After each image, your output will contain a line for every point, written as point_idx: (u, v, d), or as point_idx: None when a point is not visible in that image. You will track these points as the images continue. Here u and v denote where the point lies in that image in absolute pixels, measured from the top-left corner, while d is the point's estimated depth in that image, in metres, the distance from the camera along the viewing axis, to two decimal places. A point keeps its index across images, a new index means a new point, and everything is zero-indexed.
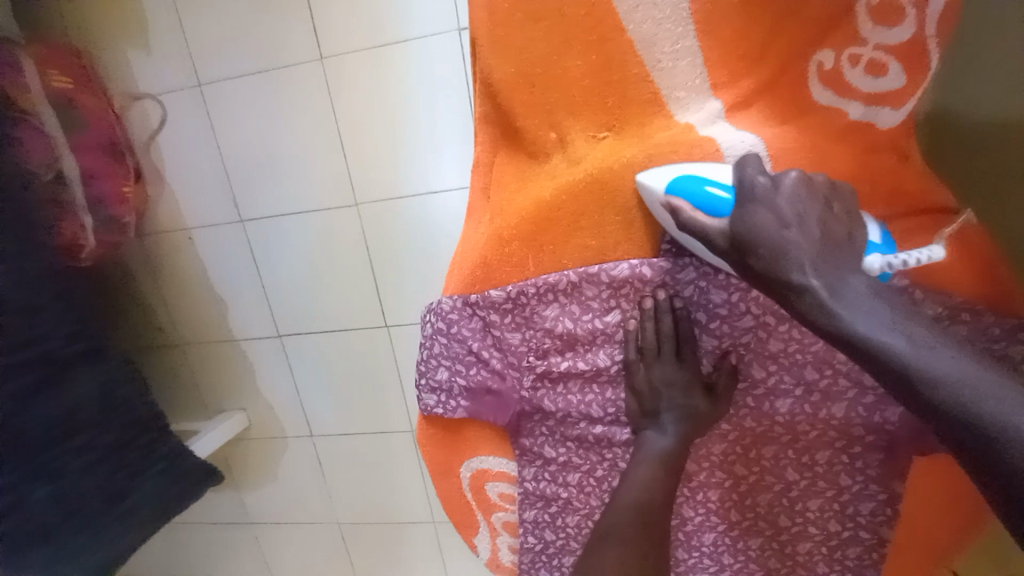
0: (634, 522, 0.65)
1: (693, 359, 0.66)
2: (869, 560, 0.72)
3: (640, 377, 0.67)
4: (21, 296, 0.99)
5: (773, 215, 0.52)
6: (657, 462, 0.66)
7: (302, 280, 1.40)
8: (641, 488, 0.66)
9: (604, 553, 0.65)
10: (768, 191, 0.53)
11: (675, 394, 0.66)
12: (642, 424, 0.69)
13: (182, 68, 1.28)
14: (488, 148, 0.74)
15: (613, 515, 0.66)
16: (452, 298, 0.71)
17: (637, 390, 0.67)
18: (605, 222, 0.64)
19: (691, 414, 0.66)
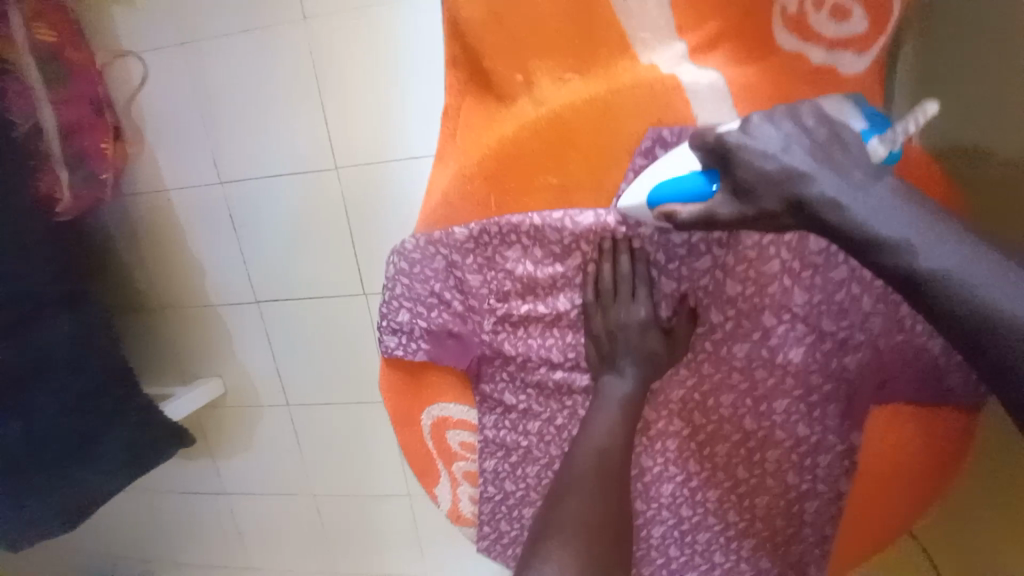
0: (595, 467, 0.61)
1: (651, 301, 0.66)
2: (827, 514, 0.72)
3: (597, 319, 0.67)
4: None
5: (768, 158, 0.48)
6: (618, 404, 0.65)
7: (280, 246, 1.39)
8: (604, 432, 0.63)
9: (567, 501, 0.57)
10: (739, 137, 0.49)
11: (632, 335, 0.65)
12: (602, 370, 0.68)
13: (165, 24, 1.27)
14: (457, 90, 0.72)
15: (576, 458, 0.62)
16: (416, 238, 0.70)
17: (594, 334, 0.67)
18: (567, 160, 0.65)
19: (647, 355, 0.66)
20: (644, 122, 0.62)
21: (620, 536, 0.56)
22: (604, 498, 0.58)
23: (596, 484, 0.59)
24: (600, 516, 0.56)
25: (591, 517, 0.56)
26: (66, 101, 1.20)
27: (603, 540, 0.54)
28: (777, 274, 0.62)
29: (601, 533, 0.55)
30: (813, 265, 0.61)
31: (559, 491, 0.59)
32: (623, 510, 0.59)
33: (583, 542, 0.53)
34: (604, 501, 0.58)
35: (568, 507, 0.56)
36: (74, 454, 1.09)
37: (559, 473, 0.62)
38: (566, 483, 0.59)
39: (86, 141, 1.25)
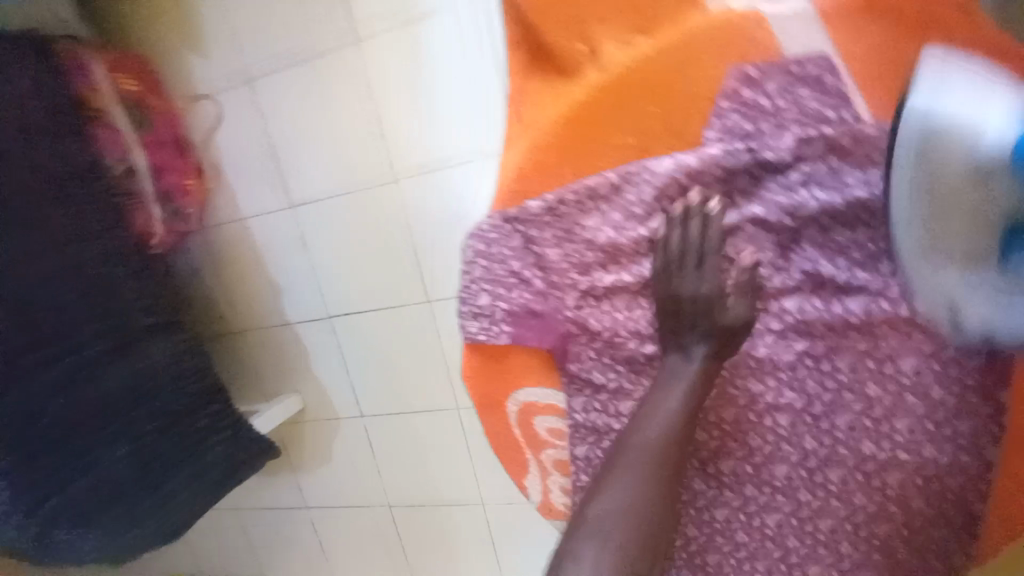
0: (650, 454, 0.60)
1: (719, 266, 0.60)
2: (976, 489, 0.64)
3: (663, 290, 0.62)
4: (96, 271, 1.08)
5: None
6: (685, 383, 0.61)
7: (344, 260, 1.45)
8: (670, 416, 0.61)
9: (615, 495, 0.58)
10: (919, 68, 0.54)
11: (699, 304, 0.60)
12: (669, 345, 0.63)
13: (234, 65, 1.38)
14: (519, 73, 0.69)
15: (631, 447, 0.61)
16: (492, 216, 0.70)
17: (660, 304, 0.62)
18: (645, 115, 0.64)
19: (719, 328, 0.60)
20: (724, 65, 0.61)
21: (659, 531, 0.58)
22: (658, 492, 0.59)
23: (650, 462, 0.60)
24: (642, 513, 0.58)
25: (635, 514, 0.57)
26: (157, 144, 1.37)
27: (650, 538, 0.57)
28: (892, 215, 0.59)
29: (646, 533, 0.57)
30: None
31: (604, 479, 0.60)
32: (672, 502, 0.59)
33: (624, 540, 0.56)
34: (649, 496, 0.58)
35: (612, 498, 0.58)
36: (175, 468, 1.16)
37: (611, 456, 0.62)
38: (618, 475, 0.60)
39: (171, 180, 1.39)
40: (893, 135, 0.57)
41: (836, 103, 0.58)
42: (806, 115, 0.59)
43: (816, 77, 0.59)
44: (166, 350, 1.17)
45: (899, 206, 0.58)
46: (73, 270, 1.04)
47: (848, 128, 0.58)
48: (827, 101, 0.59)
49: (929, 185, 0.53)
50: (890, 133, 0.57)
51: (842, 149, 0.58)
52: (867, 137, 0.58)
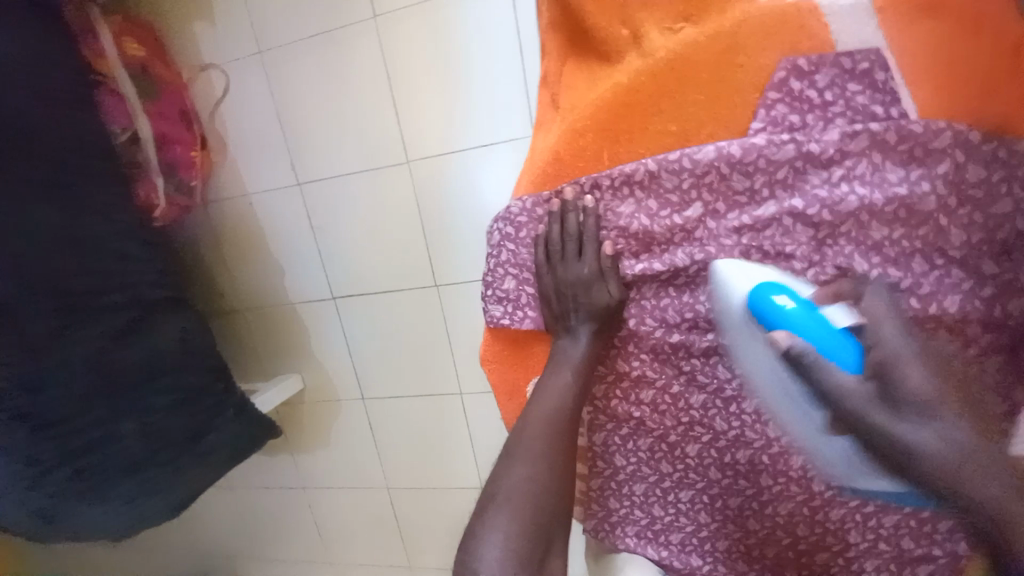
0: (541, 432, 0.68)
1: (596, 258, 0.67)
2: None
3: (547, 279, 0.69)
4: (113, 243, 1.09)
5: (910, 364, 0.56)
6: (574, 365, 0.70)
7: (351, 241, 1.43)
8: (557, 396, 0.69)
9: (516, 471, 0.65)
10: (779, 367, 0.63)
11: (580, 294, 0.68)
12: (557, 330, 0.71)
13: (245, 35, 1.34)
14: (556, 57, 0.72)
15: (527, 426, 0.69)
16: (522, 200, 0.69)
17: (544, 292, 0.70)
18: (687, 103, 0.63)
19: (596, 313, 0.68)
20: (774, 53, 0.59)
21: (562, 499, 0.66)
22: (549, 464, 0.66)
23: (540, 443, 0.68)
24: (545, 487, 0.65)
25: (535, 487, 0.65)
26: (160, 115, 1.30)
27: (545, 507, 0.64)
28: (931, 213, 0.58)
29: (542, 501, 0.64)
30: (972, 200, 0.57)
31: (507, 459, 0.67)
32: (568, 474, 0.67)
33: (525, 509, 0.63)
34: (548, 468, 0.66)
35: (518, 474, 0.65)
36: (184, 445, 1.14)
37: (511, 436, 0.69)
38: (518, 453, 0.67)
39: (176, 152, 1.33)
40: (940, 132, 0.56)
41: (884, 98, 0.58)
42: (853, 109, 0.58)
43: (866, 71, 0.58)
44: (177, 326, 1.18)
45: (936, 203, 0.58)
46: (82, 241, 1.03)
47: (894, 123, 0.57)
48: (876, 96, 0.58)
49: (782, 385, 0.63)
50: (937, 131, 0.56)
51: (886, 145, 0.58)
52: (913, 133, 0.57)
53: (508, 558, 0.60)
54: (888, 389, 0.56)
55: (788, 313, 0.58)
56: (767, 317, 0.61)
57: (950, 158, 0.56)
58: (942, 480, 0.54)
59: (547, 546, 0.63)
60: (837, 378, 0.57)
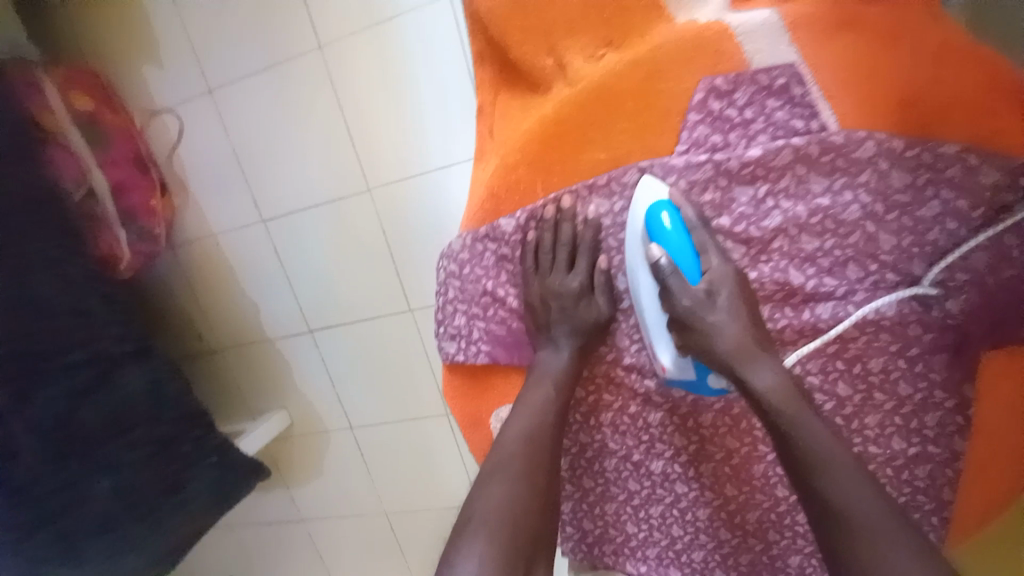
0: (519, 451, 0.66)
1: (587, 267, 0.67)
2: (943, 478, 0.65)
3: (535, 287, 0.68)
4: (66, 302, 1.06)
5: (725, 291, 0.60)
6: (556, 377, 0.68)
7: (322, 271, 1.43)
8: (533, 415, 0.67)
9: (493, 492, 0.64)
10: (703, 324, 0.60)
11: (566, 304, 0.66)
12: (539, 341, 0.69)
13: (194, 77, 1.33)
14: (489, 86, 0.70)
15: (505, 445, 0.67)
16: (463, 236, 0.68)
17: (532, 301, 0.68)
18: (613, 131, 0.63)
19: (581, 326, 0.67)
20: (696, 76, 0.59)
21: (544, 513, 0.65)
22: (528, 483, 0.65)
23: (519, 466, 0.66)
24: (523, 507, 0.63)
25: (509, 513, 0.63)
26: (113, 164, 1.30)
27: (523, 524, 0.63)
28: (858, 221, 0.59)
29: (522, 522, 0.63)
30: (899, 205, 0.58)
31: (485, 478, 0.66)
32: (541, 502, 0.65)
33: (502, 533, 0.61)
34: (528, 487, 0.65)
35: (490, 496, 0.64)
36: (159, 499, 1.13)
37: (488, 458, 0.68)
38: (497, 474, 0.65)
39: (134, 200, 1.33)
40: (862, 142, 0.57)
41: (803, 113, 0.58)
42: (773, 125, 0.59)
43: (783, 86, 0.58)
44: (146, 377, 1.18)
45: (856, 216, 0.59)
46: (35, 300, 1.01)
47: (815, 137, 0.58)
48: (795, 110, 0.58)
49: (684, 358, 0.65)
50: (860, 140, 0.57)
51: (810, 158, 0.58)
52: (836, 144, 0.57)
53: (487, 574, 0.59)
54: (744, 357, 0.60)
55: (665, 233, 0.59)
56: (647, 237, 0.61)
57: (873, 167, 0.57)
58: (862, 563, 0.54)
59: (528, 567, 0.62)
60: (805, 441, 0.58)
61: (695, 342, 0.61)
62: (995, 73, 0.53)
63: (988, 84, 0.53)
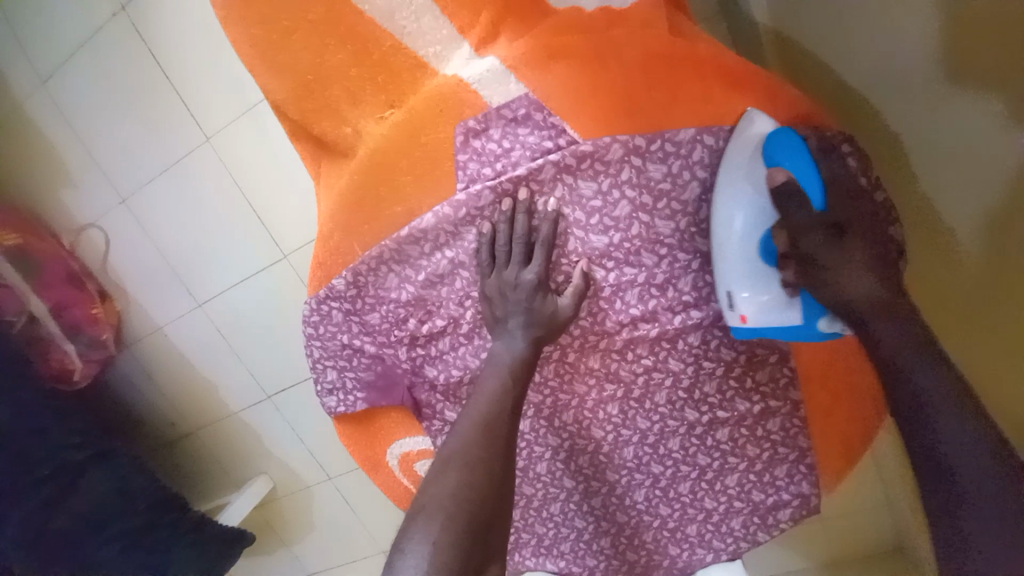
0: (472, 433, 0.59)
1: (546, 261, 0.64)
2: (794, 427, 0.71)
3: (491, 280, 0.65)
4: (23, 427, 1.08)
5: (855, 226, 0.51)
6: (506, 369, 0.65)
7: (264, 339, 1.49)
8: (489, 396, 0.62)
9: (445, 478, 0.54)
10: (833, 261, 0.50)
11: (519, 296, 0.64)
12: (496, 333, 0.67)
13: (106, 191, 1.43)
14: (312, 160, 0.77)
15: (458, 433, 0.59)
16: (308, 302, 0.73)
17: (490, 295, 0.66)
18: (402, 184, 0.66)
19: (545, 324, 0.65)
20: (452, 122, 0.63)
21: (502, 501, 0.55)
22: (487, 468, 0.56)
23: (476, 446, 0.58)
24: (473, 488, 0.54)
25: (463, 491, 0.53)
26: (47, 286, 1.38)
27: (481, 501, 0.53)
28: (631, 214, 0.62)
29: (468, 508, 0.52)
30: (664, 193, 0.61)
31: (435, 469, 0.57)
32: (500, 489, 0.55)
33: (453, 520, 0.51)
34: (475, 470, 0.55)
35: (440, 492, 0.54)
36: None
37: (438, 455, 0.59)
38: (450, 458, 0.56)
39: (77, 314, 1.42)
40: (609, 147, 0.60)
41: (551, 132, 0.61)
42: (528, 148, 0.62)
43: (526, 115, 0.61)
44: None
45: (663, 201, 0.62)
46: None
47: (569, 149, 0.61)
48: (543, 133, 0.61)
49: (792, 304, 0.58)
50: (606, 144, 0.60)
51: (571, 167, 0.61)
52: (586, 152, 0.60)
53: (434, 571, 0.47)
54: (874, 307, 0.50)
55: (787, 156, 0.54)
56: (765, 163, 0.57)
57: (629, 164, 0.60)
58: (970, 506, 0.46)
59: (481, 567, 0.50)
60: (927, 374, 0.48)
61: (812, 278, 0.53)
62: (699, 69, 0.60)
63: (696, 79, 0.60)
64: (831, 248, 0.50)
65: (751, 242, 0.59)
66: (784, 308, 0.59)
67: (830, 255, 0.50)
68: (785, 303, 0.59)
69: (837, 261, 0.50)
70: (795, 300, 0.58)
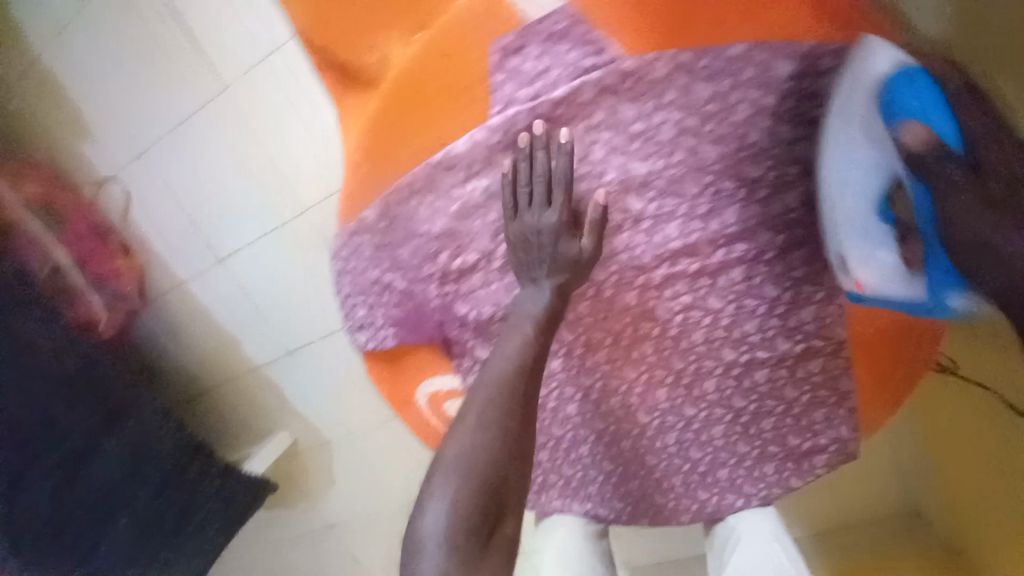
0: (490, 392, 0.49)
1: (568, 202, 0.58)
2: (837, 367, 0.69)
3: (514, 226, 0.60)
4: None
5: (1013, 177, 0.45)
6: (531, 316, 0.57)
7: (281, 296, 1.47)
8: (507, 345, 0.50)
9: (458, 444, 0.47)
10: (975, 225, 0.45)
11: (544, 241, 0.58)
12: (523, 280, 0.61)
13: (125, 144, 1.41)
14: (333, 91, 0.72)
15: (468, 392, 0.48)
16: (338, 236, 0.72)
17: (513, 243, 0.61)
18: (436, 109, 0.64)
19: (569, 268, 0.59)
20: (488, 42, 0.61)
21: (521, 470, 0.47)
22: (506, 428, 0.47)
23: (496, 406, 0.49)
24: (491, 460, 0.46)
25: (484, 459, 0.46)
26: (75, 238, 1.40)
27: (501, 473, 0.46)
28: (676, 138, 0.58)
29: (491, 482, 0.45)
30: (710, 115, 0.58)
31: (441, 431, 0.47)
32: (521, 458, 0.47)
33: (474, 491, 0.44)
34: (493, 433, 0.47)
35: (456, 462, 0.46)
36: None
37: (444, 408, 0.48)
38: (464, 421, 0.48)
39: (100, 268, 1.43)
40: (652, 65, 0.57)
41: (593, 49, 0.58)
42: (568, 67, 0.59)
43: (565, 31, 0.58)
44: None
45: (708, 126, 0.58)
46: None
47: (611, 66, 0.57)
48: (584, 49, 0.58)
49: (912, 272, 0.54)
50: (651, 61, 0.56)
51: (613, 87, 0.57)
52: (629, 70, 0.57)
53: (451, 553, 0.43)
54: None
55: (910, 108, 0.50)
56: (889, 112, 0.52)
57: (673, 84, 0.57)
58: None
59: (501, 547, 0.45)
60: None
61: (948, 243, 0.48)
62: None
63: None
64: (973, 211, 0.45)
65: (872, 200, 0.55)
66: (910, 276, 0.55)
67: (967, 220, 0.46)
68: (909, 270, 0.54)
69: (971, 228, 0.46)
70: (919, 270, 0.54)
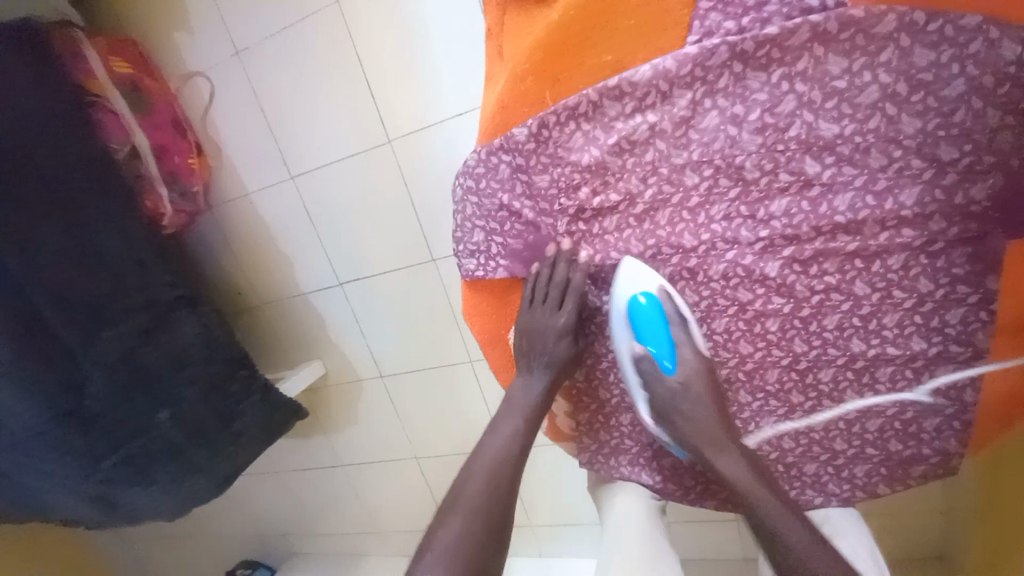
0: (479, 483, 0.68)
1: (572, 309, 0.72)
2: (965, 378, 0.65)
3: (526, 317, 0.74)
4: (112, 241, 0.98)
5: (695, 383, 0.68)
6: (525, 402, 0.74)
7: (347, 228, 1.36)
8: (499, 448, 0.71)
9: (450, 524, 0.65)
10: (681, 405, 0.68)
11: (548, 338, 0.73)
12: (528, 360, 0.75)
13: (220, 38, 1.29)
14: (497, 4, 0.70)
15: (469, 480, 0.69)
16: (476, 151, 0.69)
17: (520, 329, 0.75)
18: (620, 33, 0.62)
19: (560, 362, 0.74)
20: None
21: (498, 534, 0.66)
22: (485, 514, 0.66)
23: (478, 486, 0.68)
24: (476, 536, 0.64)
25: (470, 538, 0.64)
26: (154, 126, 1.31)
27: (482, 541, 0.64)
28: (876, 103, 0.57)
29: (472, 552, 0.63)
30: (921, 85, 0.56)
31: (443, 514, 0.67)
32: (500, 531, 0.66)
33: (456, 562, 0.61)
34: (482, 517, 0.65)
35: (449, 534, 0.64)
36: (217, 432, 1.08)
37: (455, 488, 0.69)
38: (460, 501, 0.67)
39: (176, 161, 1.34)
40: (881, 17, 0.55)
41: None
42: (785, 5, 0.57)
43: None
44: (199, 329, 1.07)
45: (913, 95, 0.56)
46: (77, 227, 0.94)
47: (833, 12, 0.55)
48: None
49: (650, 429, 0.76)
50: (879, 14, 0.55)
51: (827, 35, 0.56)
52: (854, 19, 0.55)
53: None
54: (710, 442, 0.66)
55: (642, 313, 0.68)
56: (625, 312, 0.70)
57: (894, 43, 0.55)
58: None
59: None
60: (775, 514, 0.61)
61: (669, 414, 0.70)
62: None
63: None
64: (677, 399, 0.68)
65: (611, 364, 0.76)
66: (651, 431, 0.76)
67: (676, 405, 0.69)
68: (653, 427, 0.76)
69: (684, 412, 0.68)
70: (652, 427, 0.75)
